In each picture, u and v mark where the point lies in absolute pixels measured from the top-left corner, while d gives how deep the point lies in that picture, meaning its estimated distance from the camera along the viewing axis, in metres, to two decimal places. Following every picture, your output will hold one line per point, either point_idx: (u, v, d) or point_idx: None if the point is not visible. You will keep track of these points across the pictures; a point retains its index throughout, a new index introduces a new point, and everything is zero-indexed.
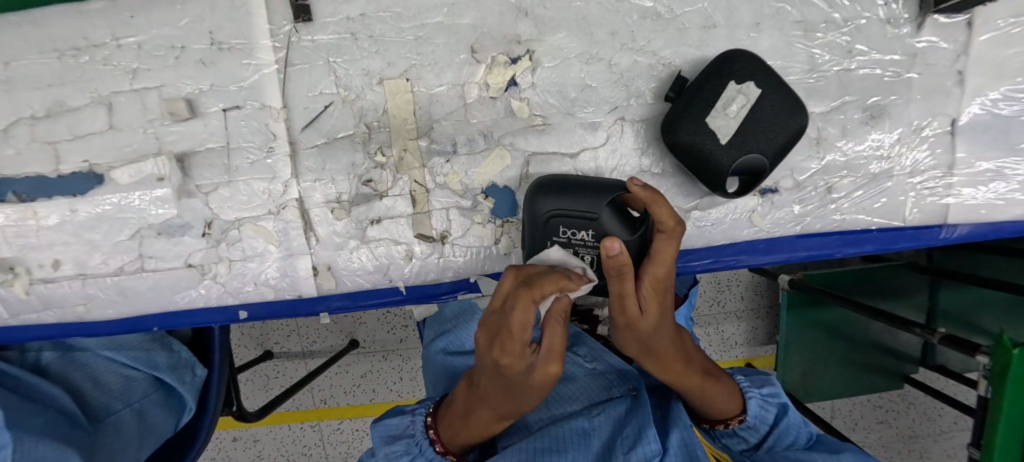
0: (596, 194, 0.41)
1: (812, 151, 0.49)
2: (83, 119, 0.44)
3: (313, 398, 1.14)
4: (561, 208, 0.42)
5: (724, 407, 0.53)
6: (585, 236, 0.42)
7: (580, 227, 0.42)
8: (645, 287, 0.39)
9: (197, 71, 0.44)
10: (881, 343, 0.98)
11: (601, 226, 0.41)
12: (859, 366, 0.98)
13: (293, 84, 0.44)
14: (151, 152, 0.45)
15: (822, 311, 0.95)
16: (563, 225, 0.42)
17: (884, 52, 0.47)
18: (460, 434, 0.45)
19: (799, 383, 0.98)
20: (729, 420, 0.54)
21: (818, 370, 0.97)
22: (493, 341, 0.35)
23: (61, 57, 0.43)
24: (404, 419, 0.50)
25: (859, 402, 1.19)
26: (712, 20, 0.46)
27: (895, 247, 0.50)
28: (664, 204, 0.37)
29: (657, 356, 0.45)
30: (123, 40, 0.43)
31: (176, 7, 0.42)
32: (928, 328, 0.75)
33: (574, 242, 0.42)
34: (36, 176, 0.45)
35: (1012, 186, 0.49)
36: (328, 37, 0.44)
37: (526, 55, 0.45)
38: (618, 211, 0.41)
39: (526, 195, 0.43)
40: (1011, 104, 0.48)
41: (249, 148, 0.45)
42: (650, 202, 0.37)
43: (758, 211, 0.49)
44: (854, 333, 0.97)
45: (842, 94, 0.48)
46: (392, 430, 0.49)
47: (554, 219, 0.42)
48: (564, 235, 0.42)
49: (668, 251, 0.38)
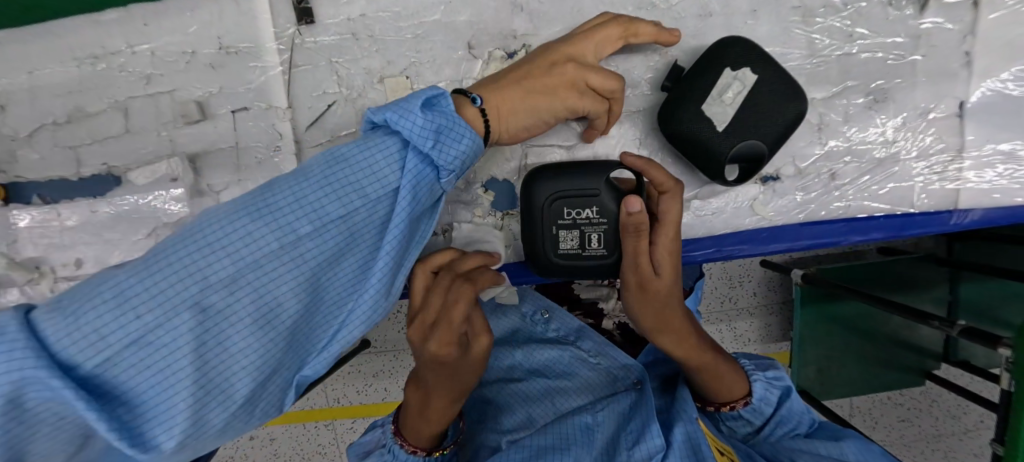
0: (595, 171, 0.43)
1: (814, 136, 0.48)
2: (102, 123, 0.46)
3: (326, 396, 1.16)
4: (562, 191, 0.43)
5: (733, 381, 0.53)
6: (589, 215, 0.43)
7: (584, 206, 0.43)
8: (658, 248, 0.42)
9: (207, 75, 0.46)
10: (897, 336, 0.97)
11: (603, 202, 0.43)
12: (876, 361, 0.97)
13: (298, 85, 0.46)
14: (166, 154, 0.47)
15: (836, 306, 0.94)
16: (564, 206, 0.44)
17: (886, 35, 0.47)
18: (424, 430, 0.45)
19: (816, 381, 0.96)
20: (734, 403, 0.53)
21: (834, 366, 0.96)
22: (431, 334, 0.36)
23: (80, 65, 0.45)
24: (374, 434, 0.51)
25: (877, 399, 1.17)
26: (708, 9, 0.46)
27: (904, 234, 0.49)
28: (658, 168, 0.40)
29: (671, 329, 0.46)
30: (137, 47, 0.45)
31: (186, 14, 0.44)
32: (948, 321, 0.72)
33: (579, 222, 0.43)
34: (59, 180, 0.47)
35: None
36: (331, 38, 0.46)
37: (522, 49, 0.46)
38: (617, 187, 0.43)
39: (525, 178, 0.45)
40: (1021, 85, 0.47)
41: (258, 148, 0.47)
42: (646, 169, 0.40)
43: (760, 200, 0.49)
44: (869, 326, 0.96)
45: (844, 79, 0.47)
46: (365, 446, 0.50)
47: (556, 200, 0.44)
48: (568, 216, 0.44)
49: (673, 211, 0.41)
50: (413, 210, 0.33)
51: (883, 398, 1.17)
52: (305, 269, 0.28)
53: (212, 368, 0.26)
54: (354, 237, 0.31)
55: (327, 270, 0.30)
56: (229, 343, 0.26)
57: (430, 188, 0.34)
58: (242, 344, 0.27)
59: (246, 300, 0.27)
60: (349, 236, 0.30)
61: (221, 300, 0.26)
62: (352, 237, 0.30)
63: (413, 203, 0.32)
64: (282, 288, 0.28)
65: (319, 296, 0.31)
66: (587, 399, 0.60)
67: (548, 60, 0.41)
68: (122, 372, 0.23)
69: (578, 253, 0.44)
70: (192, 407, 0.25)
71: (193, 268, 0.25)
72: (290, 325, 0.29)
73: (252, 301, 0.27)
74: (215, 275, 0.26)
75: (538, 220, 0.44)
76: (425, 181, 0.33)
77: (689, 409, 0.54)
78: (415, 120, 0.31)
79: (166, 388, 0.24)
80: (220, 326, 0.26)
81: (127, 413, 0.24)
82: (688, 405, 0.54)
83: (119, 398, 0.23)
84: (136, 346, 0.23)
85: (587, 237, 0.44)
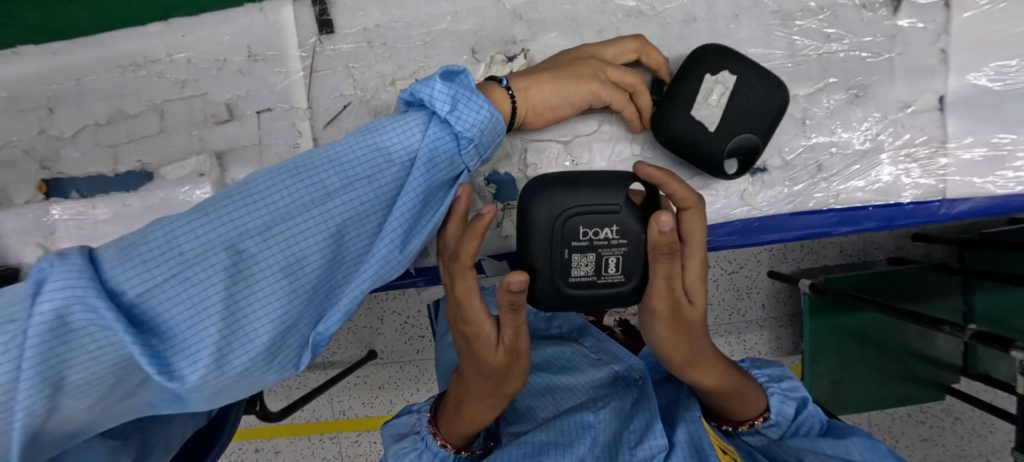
0: (610, 189, 0.41)
1: (799, 130, 0.50)
2: (139, 124, 0.51)
3: (332, 409, 1.16)
4: (576, 208, 0.41)
5: (754, 400, 0.52)
6: (607, 234, 0.41)
7: (601, 225, 0.41)
8: (688, 269, 0.41)
9: (236, 79, 0.50)
10: (911, 347, 0.96)
11: (622, 220, 0.41)
12: (892, 374, 0.96)
13: (318, 88, 0.51)
14: (195, 151, 0.51)
15: (847, 318, 0.94)
16: (579, 226, 0.41)
17: (863, 35, 0.50)
18: (458, 426, 0.46)
19: (830, 394, 0.95)
20: (752, 419, 0.52)
21: (849, 379, 0.95)
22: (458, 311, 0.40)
23: (123, 72, 0.50)
24: (410, 418, 0.54)
25: (895, 416, 1.14)
26: (693, 15, 0.50)
27: (896, 224, 0.51)
28: (682, 184, 0.38)
29: (699, 353, 0.44)
30: (175, 55, 0.50)
31: (220, 26, 0.50)
32: (960, 325, 0.72)
33: (596, 242, 0.41)
34: (96, 176, 0.51)
35: (1010, 160, 0.50)
36: (349, 45, 0.50)
37: (521, 54, 0.50)
38: (635, 204, 0.41)
39: (528, 193, 0.43)
40: (996, 80, 0.50)
41: (279, 145, 0.51)
42: (668, 184, 0.38)
43: (750, 191, 0.51)
44: (882, 338, 0.95)
45: (825, 76, 0.50)
46: (400, 429, 0.53)
47: (570, 219, 0.41)
48: (584, 237, 0.41)
49: (698, 230, 0.39)
50: (430, 179, 0.36)
51: (903, 414, 1.14)
52: (331, 221, 0.31)
53: (240, 307, 0.28)
54: (377, 199, 0.34)
55: (350, 228, 0.33)
56: (257, 284, 0.29)
57: (451, 159, 0.37)
58: (270, 285, 0.29)
59: (274, 247, 0.30)
60: (373, 195, 0.34)
61: (253, 245, 0.29)
62: (375, 197, 0.34)
63: (433, 169, 0.36)
64: (308, 239, 0.31)
65: (340, 253, 0.33)
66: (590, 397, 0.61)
67: (584, 54, 0.46)
68: (160, 299, 0.26)
69: (593, 278, 0.42)
70: (217, 340, 0.27)
71: (231, 217, 0.29)
72: (312, 276, 0.31)
73: (281, 248, 0.30)
74: (248, 224, 0.29)
75: (549, 240, 0.41)
76: (445, 148, 0.36)
77: (693, 410, 0.55)
78: (436, 95, 0.36)
79: (201, 317, 0.26)
80: (250, 270, 0.29)
81: (159, 343, 0.26)
82: (693, 407, 0.55)
83: (155, 326, 0.26)
84: (175, 278, 0.26)
85: (603, 261, 0.42)
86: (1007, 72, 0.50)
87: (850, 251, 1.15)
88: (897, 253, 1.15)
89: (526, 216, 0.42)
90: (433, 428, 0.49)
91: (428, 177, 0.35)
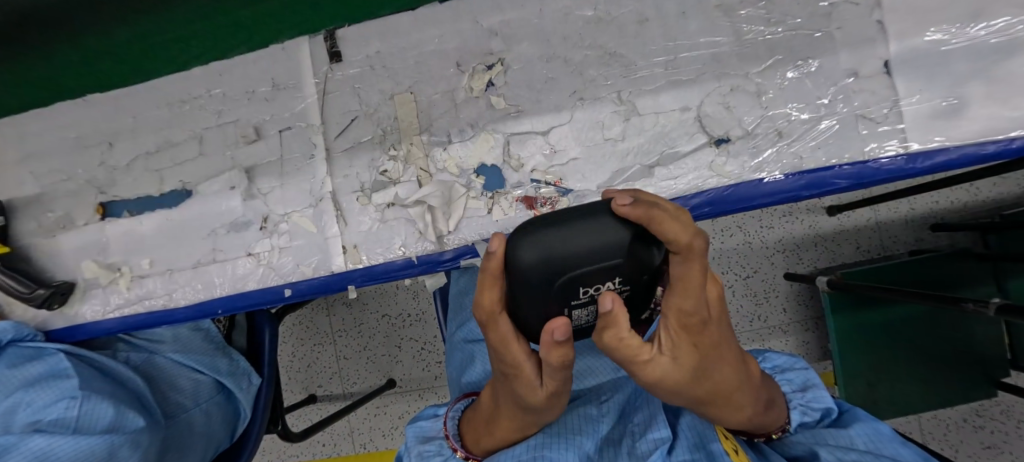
0: (606, 236, 0.32)
1: (755, 102, 0.55)
2: (183, 150, 0.62)
3: (354, 443, 1.16)
4: (572, 272, 0.32)
5: (778, 415, 0.46)
6: (610, 286, 0.34)
7: (602, 280, 0.34)
8: (670, 320, 0.33)
9: (263, 106, 0.61)
10: (955, 343, 0.88)
11: (626, 270, 0.33)
12: (935, 371, 0.87)
13: (329, 107, 0.60)
14: (227, 168, 0.61)
15: (874, 313, 0.88)
16: (579, 286, 0.34)
17: (801, 16, 0.56)
18: (483, 440, 0.47)
19: (868, 398, 0.88)
20: (773, 431, 0.48)
21: (887, 381, 0.88)
22: (495, 353, 0.37)
23: (169, 108, 0.62)
24: (436, 421, 0.53)
25: (969, 429, 0.99)
26: (644, 16, 0.57)
27: (861, 182, 0.52)
28: (669, 220, 0.29)
29: (720, 405, 0.38)
30: (214, 92, 0.61)
31: (251, 66, 0.61)
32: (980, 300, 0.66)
33: (596, 296, 0.35)
34: (145, 197, 0.62)
35: (973, 111, 0.50)
36: (354, 70, 0.60)
37: (498, 62, 0.58)
38: (642, 245, 0.32)
39: (509, 238, 0.32)
40: (944, 40, 0.51)
41: (298, 157, 0.60)
42: (651, 220, 0.29)
43: (716, 161, 0.55)
44: (918, 333, 0.88)
45: (772, 54, 0.56)
46: (427, 431, 0.52)
47: (568, 285, 0.33)
48: (584, 294, 0.34)
49: (693, 277, 0.30)
50: (27, 345, 0.58)
51: (974, 426, 0.99)
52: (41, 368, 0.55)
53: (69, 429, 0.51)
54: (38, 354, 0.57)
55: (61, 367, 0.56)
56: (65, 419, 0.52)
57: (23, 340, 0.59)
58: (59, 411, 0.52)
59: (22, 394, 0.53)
60: (9, 409, 0.52)
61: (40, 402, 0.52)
62: (15, 404, 0.52)
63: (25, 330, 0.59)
64: (43, 374, 0.54)
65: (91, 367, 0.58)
66: (597, 382, 0.62)
67: None
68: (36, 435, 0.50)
69: (591, 322, 0.39)
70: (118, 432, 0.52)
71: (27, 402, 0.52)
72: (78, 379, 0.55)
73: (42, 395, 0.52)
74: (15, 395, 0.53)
75: (546, 306, 0.34)
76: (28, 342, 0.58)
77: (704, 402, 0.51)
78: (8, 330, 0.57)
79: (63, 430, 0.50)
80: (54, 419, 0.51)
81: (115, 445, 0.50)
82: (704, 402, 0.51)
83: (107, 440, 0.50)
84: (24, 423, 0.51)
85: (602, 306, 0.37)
86: (950, 34, 0.51)
87: (868, 247, 1.07)
88: (918, 246, 1.06)
89: (514, 277, 0.33)
90: (454, 440, 0.49)
91: (39, 345, 0.59)
